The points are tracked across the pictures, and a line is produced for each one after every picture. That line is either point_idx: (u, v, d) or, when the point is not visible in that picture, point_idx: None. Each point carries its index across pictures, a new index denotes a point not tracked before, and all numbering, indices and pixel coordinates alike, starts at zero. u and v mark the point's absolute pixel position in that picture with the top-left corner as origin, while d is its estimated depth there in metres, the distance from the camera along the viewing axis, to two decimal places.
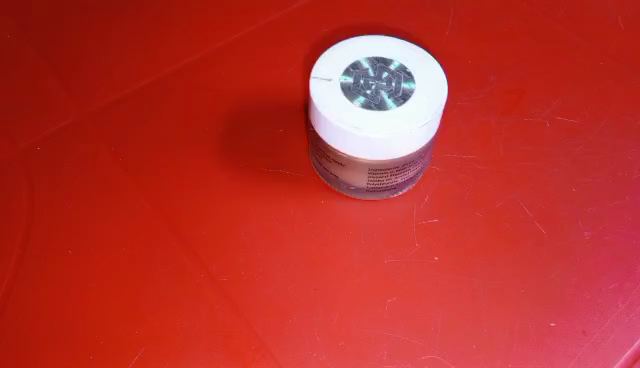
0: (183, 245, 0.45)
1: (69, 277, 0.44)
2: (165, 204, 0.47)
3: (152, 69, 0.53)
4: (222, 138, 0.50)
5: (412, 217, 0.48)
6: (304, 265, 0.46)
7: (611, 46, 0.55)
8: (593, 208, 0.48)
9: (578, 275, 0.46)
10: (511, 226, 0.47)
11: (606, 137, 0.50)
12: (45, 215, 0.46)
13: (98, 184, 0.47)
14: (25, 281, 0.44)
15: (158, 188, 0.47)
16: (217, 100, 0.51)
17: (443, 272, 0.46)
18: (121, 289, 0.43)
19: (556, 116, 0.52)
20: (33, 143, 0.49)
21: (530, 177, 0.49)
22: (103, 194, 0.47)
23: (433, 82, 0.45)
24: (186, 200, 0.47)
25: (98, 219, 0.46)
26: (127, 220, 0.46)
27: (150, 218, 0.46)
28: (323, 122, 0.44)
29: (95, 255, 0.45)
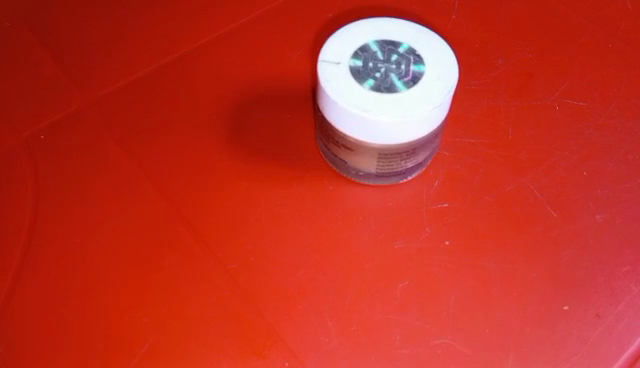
0: (193, 236, 0.47)
1: (77, 268, 0.45)
2: (174, 198, 0.48)
3: (164, 64, 0.55)
4: (233, 129, 0.52)
5: (423, 202, 0.48)
6: (314, 252, 0.46)
7: (618, 31, 0.57)
8: (604, 191, 0.49)
9: (590, 255, 0.46)
10: (522, 209, 0.48)
11: (615, 119, 0.52)
12: (51, 213, 0.48)
13: (108, 179, 0.49)
14: (33, 275, 0.45)
15: (168, 183, 0.49)
16: (234, 97, 0.53)
17: (454, 255, 0.46)
18: (129, 279, 0.45)
19: (564, 100, 0.53)
20: (53, 142, 0.51)
21: (540, 161, 0.50)
22: (111, 187, 0.49)
23: (444, 65, 0.45)
24: (199, 191, 0.49)
25: (106, 214, 0.48)
26: (136, 214, 0.48)
27: (160, 212, 0.48)
28: (331, 106, 0.44)
29: (101, 249, 0.46)
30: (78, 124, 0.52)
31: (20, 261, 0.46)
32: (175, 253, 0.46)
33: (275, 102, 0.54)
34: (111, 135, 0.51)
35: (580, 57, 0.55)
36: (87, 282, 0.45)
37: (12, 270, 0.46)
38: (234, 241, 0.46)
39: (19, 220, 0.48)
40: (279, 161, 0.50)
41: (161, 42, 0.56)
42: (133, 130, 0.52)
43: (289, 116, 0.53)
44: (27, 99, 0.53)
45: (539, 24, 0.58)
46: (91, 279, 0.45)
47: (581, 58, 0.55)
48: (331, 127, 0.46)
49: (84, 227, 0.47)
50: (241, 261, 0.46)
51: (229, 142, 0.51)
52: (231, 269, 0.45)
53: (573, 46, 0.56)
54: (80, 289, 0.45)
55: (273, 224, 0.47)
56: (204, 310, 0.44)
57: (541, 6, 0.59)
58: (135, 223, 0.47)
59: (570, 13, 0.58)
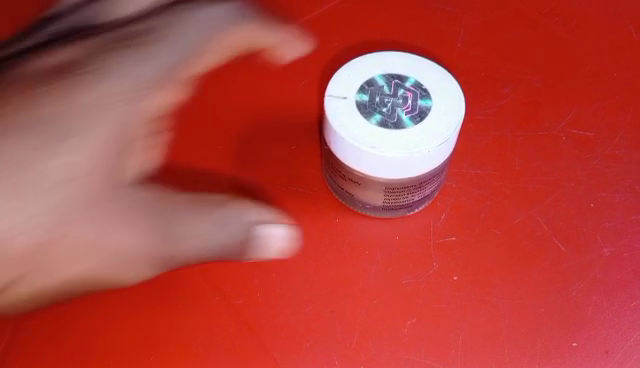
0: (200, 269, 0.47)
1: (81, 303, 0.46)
2: None
3: None
4: (239, 160, 0.52)
5: (431, 234, 0.48)
6: (321, 287, 0.46)
7: (624, 58, 0.57)
8: (612, 224, 0.48)
9: (599, 290, 0.46)
10: (529, 242, 0.48)
11: (622, 150, 0.52)
12: None
13: None
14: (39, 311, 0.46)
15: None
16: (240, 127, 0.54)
17: (462, 290, 0.46)
18: (135, 316, 0.45)
19: (571, 129, 0.53)
20: None
21: (547, 193, 0.50)
22: None
23: (450, 100, 0.45)
24: None
25: None
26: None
27: None
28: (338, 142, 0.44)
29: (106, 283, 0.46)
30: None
31: None
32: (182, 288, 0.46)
33: (282, 132, 0.54)
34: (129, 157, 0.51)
35: (586, 86, 0.55)
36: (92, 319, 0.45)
37: None
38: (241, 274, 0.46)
39: None
40: (285, 192, 0.50)
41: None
42: None
43: (295, 146, 0.53)
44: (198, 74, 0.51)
45: (546, 50, 0.58)
46: (96, 314, 0.45)
47: (587, 87, 0.55)
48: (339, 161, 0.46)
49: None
50: (248, 295, 0.46)
51: (237, 174, 0.51)
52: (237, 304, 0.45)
53: (580, 76, 0.56)
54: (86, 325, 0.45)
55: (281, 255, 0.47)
56: (210, 344, 0.44)
57: (547, 34, 0.58)
58: None
59: (577, 41, 0.58)
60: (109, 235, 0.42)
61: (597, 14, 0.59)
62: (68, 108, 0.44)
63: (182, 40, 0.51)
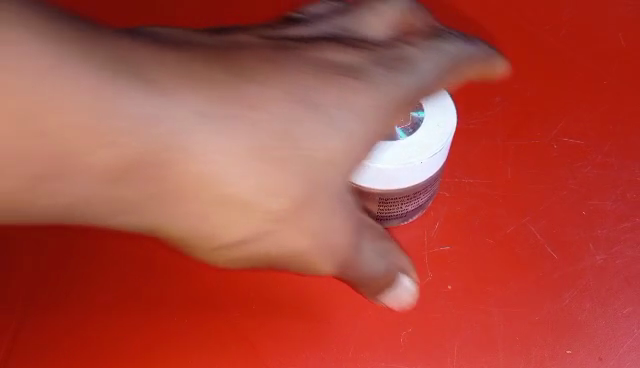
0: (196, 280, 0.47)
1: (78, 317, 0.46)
2: None
3: None
4: None
5: (424, 244, 0.49)
6: (316, 298, 0.47)
7: (613, 66, 0.57)
8: (604, 231, 0.49)
9: (592, 297, 0.46)
10: (522, 251, 0.48)
11: (612, 158, 0.52)
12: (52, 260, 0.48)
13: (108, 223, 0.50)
14: (35, 325, 0.46)
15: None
16: None
17: (457, 299, 0.46)
18: (133, 329, 0.45)
19: (562, 138, 0.54)
20: None
21: (539, 201, 0.50)
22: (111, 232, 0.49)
23: (441, 111, 0.45)
24: None
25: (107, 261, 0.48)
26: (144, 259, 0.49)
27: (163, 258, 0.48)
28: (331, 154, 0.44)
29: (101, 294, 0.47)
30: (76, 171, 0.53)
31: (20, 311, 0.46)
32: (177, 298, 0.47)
33: None
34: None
35: (576, 96, 0.56)
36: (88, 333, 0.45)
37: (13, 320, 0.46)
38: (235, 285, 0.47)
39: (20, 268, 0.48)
40: None
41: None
42: None
43: None
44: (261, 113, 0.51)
45: (536, 59, 0.58)
46: (92, 328, 0.45)
47: (577, 96, 0.56)
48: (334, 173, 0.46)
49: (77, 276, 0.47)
50: (242, 305, 0.46)
51: None
52: (230, 313, 0.46)
53: (570, 85, 0.57)
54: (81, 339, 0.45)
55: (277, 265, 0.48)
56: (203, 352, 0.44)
57: (537, 44, 0.59)
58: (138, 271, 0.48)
59: (566, 51, 0.58)
60: (288, 241, 0.37)
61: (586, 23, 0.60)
62: (356, 111, 0.37)
63: (422, 69, 0.44)
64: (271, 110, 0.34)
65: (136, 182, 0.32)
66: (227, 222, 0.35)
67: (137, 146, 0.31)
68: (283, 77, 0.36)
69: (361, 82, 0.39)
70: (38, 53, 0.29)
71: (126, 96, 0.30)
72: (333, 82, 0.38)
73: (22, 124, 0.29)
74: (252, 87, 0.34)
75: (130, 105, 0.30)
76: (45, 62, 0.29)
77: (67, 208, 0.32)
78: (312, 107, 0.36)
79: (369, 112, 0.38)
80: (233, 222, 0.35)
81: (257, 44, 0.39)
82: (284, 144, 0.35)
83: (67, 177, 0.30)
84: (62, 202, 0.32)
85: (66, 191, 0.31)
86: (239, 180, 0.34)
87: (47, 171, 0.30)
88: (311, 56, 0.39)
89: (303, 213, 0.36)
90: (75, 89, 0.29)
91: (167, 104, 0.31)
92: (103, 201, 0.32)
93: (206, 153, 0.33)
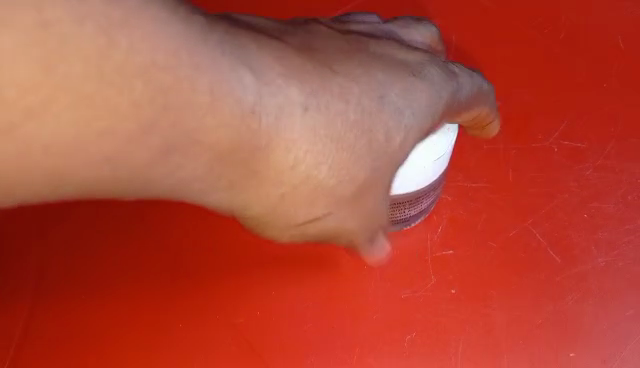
0: (206, 284, 0.50)
1: (91, 322, 0.49)
2: (182, 254, 0.51)
3: None
4: None
5: (428, 249, 0.50)
6: (319, 302, 0.48)
7: (614, 67, 0.57)
8: (606, 234, 0.49)
9: (595, 300, 0.47)
10: (525, 254, 0.49)
11: (613, 160, 0.53)
12: (66, 265, 0.51)
13: (118, 231, 0.52)
14: (51, 328, 0.49)
15: (186, 228, 0.52)
16: None
17: (461, 303, 0.47)
18: (142, 334, 0.48)
19: (563, 141, 0.54)
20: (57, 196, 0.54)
21: (541, 205, 0.51)
22: (122, 238, 0.52)
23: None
24: (207, 246, 0.51)
25: (118, 268, 0.51)
26: (158, 249, 0.51)
27: (170, 265, 0.51)
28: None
29: (123, 280, 0.50)
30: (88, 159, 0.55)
31: (37, 314, 0.50)
32: (189, 301, 0.49)
33: None
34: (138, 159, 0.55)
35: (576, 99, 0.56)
36: (101, 336, 0.48)
37: (30, 322, 0.49)
38: (243, 289, 0.49)
39: (36, 273, 0.51)
40: None
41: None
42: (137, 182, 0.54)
43: None
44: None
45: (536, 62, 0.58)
46: (105, 332, 0.49)
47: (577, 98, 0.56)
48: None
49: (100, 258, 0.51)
50: (247, 310, 0.48)
51: None
52: (236, 317, 0.48)
53: (569, 89, 0.57)
54: (95, 341, 0.48)
55: (283, 273, 0.49)
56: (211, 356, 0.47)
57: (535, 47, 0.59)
58: (146, 277, 0.50)
59: (565, 54, 0.58)
60: (348, 223, 0.37)
61: (586, 23, 0.60)
62: (416, 108, 0.37)
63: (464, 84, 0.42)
64: (351, 100, 0.34)
65: (233, 162, 0.32)
66: (312, 200, 0.35)
67: (246, 129, 0.31)
68: (358, 67, 0.36)
69: (421, 79, 0.38)
70: (167, 33, 0.28)
71: (255, 86, 0.31)
72: (403, 79, 0.37)
73: (155, 101, 0.28)
74: (339, 79, 0.34)
75: (256, 88, 0.31)
76: (177, 43, 0.28)
77: (179, 183, 0.32)
78: (382, 102, 0.35)
79: (430, 109, 0.38)
80: (308, 204, 0.35)
81: (329, 34, 0.38)
82: (357, 134, 0.34)
83: (188, 154, 0.30)
84: (178, 177, 0.31)
85: (171, 168, 0.30)
86: (315, 166, 0.34)
87: (173, 142, 0.29)
88: (377, 51, 0.38)
89: (368, 195, 0.37)
90: (197, 69, 0.29)
91: (270, 88, 0.32)
92: (200, 180, 0.32)
93: (292, 145, 0.33)
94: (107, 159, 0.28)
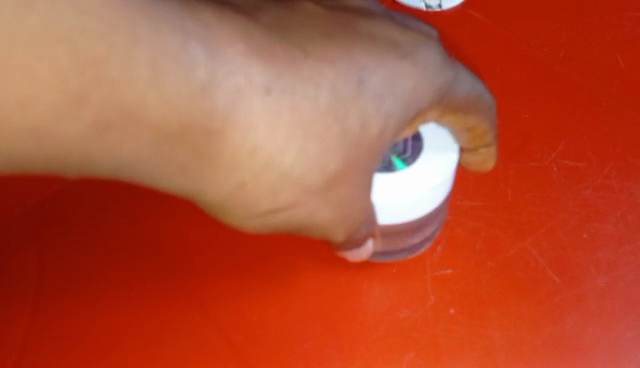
0: (200, 292, 0.50)
1: (88, 333, 0.49)
2: (181, 270, 0.52)
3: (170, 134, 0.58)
4: None
5: (427, 269, 0.50)
6: (318, 320, 0.49)
7: (613, 86, 0.58)
8: (605, 254, 0.49)
9: (594, 322, 0.46)
10: (524, 275, 0.49)
11: (612, 180, 0.53)
12: (64, 276, 0.52)
13: (118, 243, 0.53)
14: (46, 336, 0.49)
15: (185, 245, 0.53)
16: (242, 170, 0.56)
17: (460, 323, 0.47)
18: (139, 347, 0.48)
19: (562, 160, 0.54)
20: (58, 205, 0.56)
21: (540, 224, 0.51)
22: (121, 252, 0.53)
23: (432, 139, 0.45)
24: (207, 264, 0.52)
25: (117, 279, 0.52)
26: (157, 265, 0.52)
27: (170, 281, 0.51)
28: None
29: (119, 273, 0.52)
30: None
31: (32, 322, 0.50)
32: (181, 308, 0.50)
33: None
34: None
35: (574, 119, 0.56)
36: (97, 348, 0.49)
37: (26, 330, 0.50)
38: (235, 298, 0.50)
39: (33, 281, 0.52)
40: None
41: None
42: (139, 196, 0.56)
43: None
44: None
45: (535, 81, 0.59)
46: (101, 343, 0.49)
47: (576, 117, 0.56)
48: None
49: (101, 244, 0.53)
50: (239, 321, 0.49)
51: None
52: (225, 326, 0.49)
53: (567, 108, 0.57)
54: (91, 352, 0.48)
55: (283, 292, 0.50)
56: (195, 361, 0.48)
57: (533, 67, 0.60)
58: (145, 291, 0.51)
59: (563, 74, 0.59)
60: (318, 214, 0.39)
61: (585, 43, 0.60)
62: (400, 93, 0.37)
63: (461, 83, 0.41)
64: (321, 85, 0.35)
65: (182, 144, 0.34)
66: (275, 191, 0.36)
67: (198, 106, 0.32)
68: (339, 49, 0.36)
69: (413, 64, 0.38)
70: (116, 5, 0.30)
71: (205, 62, 0.32)
72: (386, 62, 0.37)
73: (84, 73, 0.30)
74: (310, 64, 0.35)
75: (206, 63, 0.32)
76: (113, 16, 0.30)
77: (124, 161, 0.34)
78: (359, 87, 0.36)
79: (416, 96, 0.38)
80: (272, 195, 0.36)
81: (315, 11, 0.39)
82: (329, 122, 0.35)
83: (124, 133, 0.32)
84: (122, 155, 0.33)
85: (118, 142, 0.32)
86: (276, 151, 0.35)
87: (111, 120, 0.31)
88: (364, 30, 0.38)
89: (340, 187, 0.38)
90: (135, 39, 0.30)
91: (228, 66, 0.32)
92: (153, 161, 0.34)
93: (253, 126, 0.34)
94: (34, 133, 0.31)
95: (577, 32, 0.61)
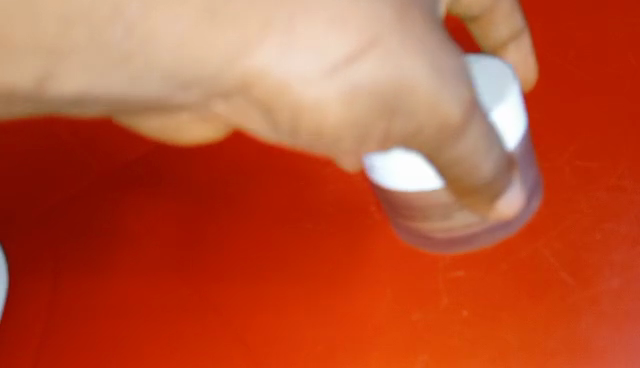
0: (217, 300, 0.54)
1: (115, 337, 0.54)
2: (204, 283, 0.55)
3: (194, 149, 0.64)
4: (256, 209, 0.59)
5: (440, 270, 0.51)
6: (331, 322, 0.51)
7: (628, 84, 0.56)
8: (619, 255, 0.48)
9: (609, 324, 0.46)
10: (537, 277, 0.49)
11: (626, 180, 0.52)
12: (94, 283, 0.58)
13: (143, 255, 0.59)
14: (77, 338, 0.55)
15: (208, 256, 0.57)
16: (258, 183, 0.60)
17: (472, 325, 0.48)
18: (163, 348, 0.53)
19: (575, 161, 0.54)
20: (80, 216, 0.62)
21: (553, 226, 0.51)
22: (147, 263, 0.58)
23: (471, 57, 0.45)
24: (228, 271, 0.56)
25: (143, 286, 0.57)
26: (183, 275, 0.56)
27: (195, 287, 0.55)
28: (414, 176, 0.42)
29: (144, 280, 0.57)
30: (109, 163, 0.66)
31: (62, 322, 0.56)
32: (190, 311, 0.54)
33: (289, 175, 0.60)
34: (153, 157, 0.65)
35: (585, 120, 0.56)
36: (123, 348, 0.54)
37: (58, 330, 0.56)
38: (252, 302, 0.53)
39: (65, 288, 0.58)
40: (306, 231, 0.56)
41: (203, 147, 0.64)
42: (165, 210, 0.61)
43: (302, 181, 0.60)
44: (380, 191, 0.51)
45: (547, 83, 0.59)
46: (126, 344, 0.54)
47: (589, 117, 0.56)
48: (426, 204, 0.45)
49: (112, 244, 0.60)
50: (245, 321, 0.52)
51: (255, 218, 0.58)
52: (238, 328, 0.52)
53: (578, 110, 0.56)
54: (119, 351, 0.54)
55: (297, 294, 0.53)
56: (212, 360, 0.51)
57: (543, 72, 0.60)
58: (169, 298, 0.55)
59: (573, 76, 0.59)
60: (404, 65, 0.30)
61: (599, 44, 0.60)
62: None
63: None
64: None
65: None
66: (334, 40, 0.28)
67: None
68: None
69: None
70: None
71: None
72: None
73: None
74: None
75: None
76: None
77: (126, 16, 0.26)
78: None
79: None
80: (328, 46, 0.29)
81: None
82: None
83: None
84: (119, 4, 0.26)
85: None
86: None
87: None
88: None
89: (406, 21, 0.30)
90: None
91: None
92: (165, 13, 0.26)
93: None
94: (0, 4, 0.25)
95: (587, 34, 0.61)
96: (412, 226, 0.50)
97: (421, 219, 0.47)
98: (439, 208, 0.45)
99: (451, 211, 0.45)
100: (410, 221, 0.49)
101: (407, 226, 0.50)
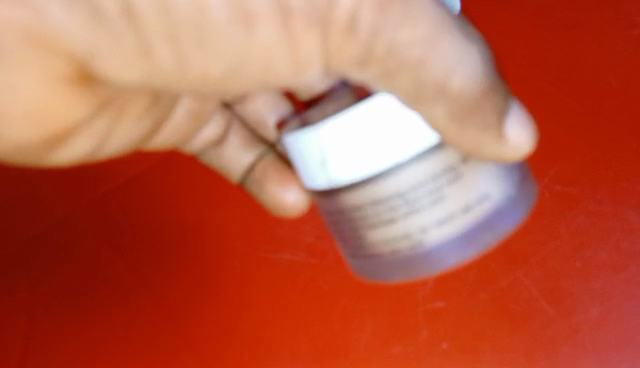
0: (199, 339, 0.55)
1: None
2: (183, 321, 0.56)
3: (153, 171, 0.59)
4: (228, 240, 0.56)
5: (420, 300, 0.51)
6: (315, 357, 0.52)
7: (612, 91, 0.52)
8: (598, 283, 0.49)
9: (588, 354, 0.48)
10: (518, 307, 0.49)
11: (606, 204, 0.50)
12: (74, 321, 0.57)
13: (117, 292, 0.57)
14: None
15: (185, 291, 0.56)
16: (227, 210, 0.57)
17: (453, 358, 0.49)
18: None
19: (555, 185, 0.51)
20: (46, 251, 0.60)
21: (532, 253, 0.50)
22: (123, 299, 0.57)
23: None
24: (206, 306, 0.55)
25: (124, 323, 0.57)
26: (163, 312, 0.56)
27: (177, 322, 0.56)
28: (384, 137, 0.35)
29: (123, 315, 0.57)
30: None
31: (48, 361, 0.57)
32: (175, 349, 0.55)
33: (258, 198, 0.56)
34: (126, 189, 0.60)
35: (570, 132, 0.51)
36: None
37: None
38: (236, 340, 0.54)
39: (44, 327, 0.58)
40: (283, 263, 0.55)
41: (167, 169, 0.59)
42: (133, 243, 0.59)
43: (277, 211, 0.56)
44: (336, 224, 0.39)
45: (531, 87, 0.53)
46: None
47: (571, 132, 0.51)
48: (407, 187, 0.35)
49: (92, 286, 0.58)
50: (231, 360, 0.53)
51: (227, 249, 0.56)
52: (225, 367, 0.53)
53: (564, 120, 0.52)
54: None
55: (281, 327, 0.53)
56: None
57: (531, 66, 0.53)
58: (153, 336, 0.56)
59: (561, 74, 0.53)
60: None
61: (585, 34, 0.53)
62: None
63: None
64: None
65: None
66: None
67: None
68: None
69: None
70: None
71: None
72: None
73: None
74: None
75: None
76: None
77: None
78: None
79: None
80: None
81: None
82: None
83: None
84: None
85: None
86: None
87: None
88: None
89: None
90: None
91: None
92: None
93: None
94: None
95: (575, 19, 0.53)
96: (389, 242, 0.37)
97: (404, 217, 0.36)
98: (423, 189, 0.36)
99: (440, 186, 0.36)
100: (386, 230, 0.37)
101: (384, 248, 0.37)
